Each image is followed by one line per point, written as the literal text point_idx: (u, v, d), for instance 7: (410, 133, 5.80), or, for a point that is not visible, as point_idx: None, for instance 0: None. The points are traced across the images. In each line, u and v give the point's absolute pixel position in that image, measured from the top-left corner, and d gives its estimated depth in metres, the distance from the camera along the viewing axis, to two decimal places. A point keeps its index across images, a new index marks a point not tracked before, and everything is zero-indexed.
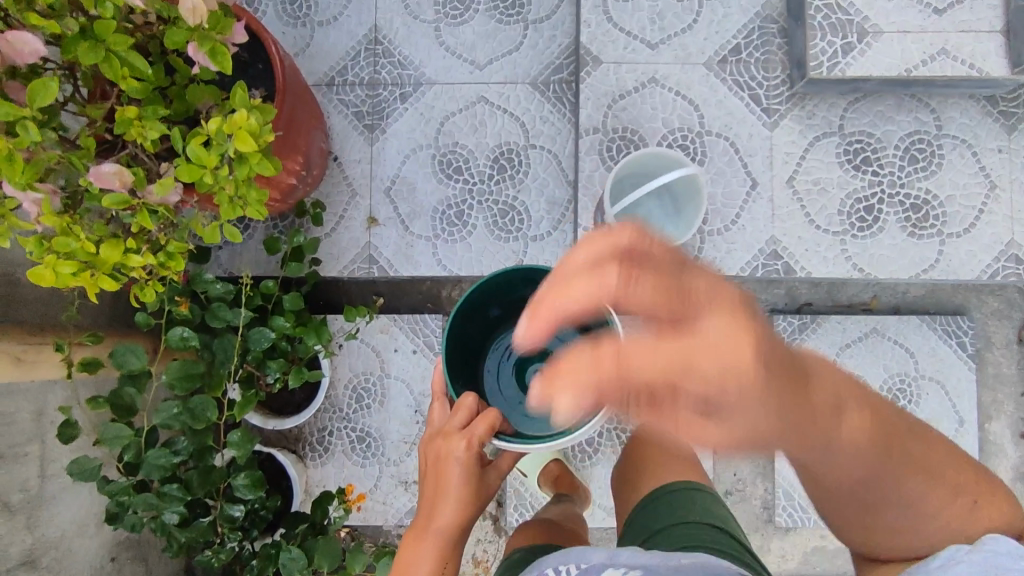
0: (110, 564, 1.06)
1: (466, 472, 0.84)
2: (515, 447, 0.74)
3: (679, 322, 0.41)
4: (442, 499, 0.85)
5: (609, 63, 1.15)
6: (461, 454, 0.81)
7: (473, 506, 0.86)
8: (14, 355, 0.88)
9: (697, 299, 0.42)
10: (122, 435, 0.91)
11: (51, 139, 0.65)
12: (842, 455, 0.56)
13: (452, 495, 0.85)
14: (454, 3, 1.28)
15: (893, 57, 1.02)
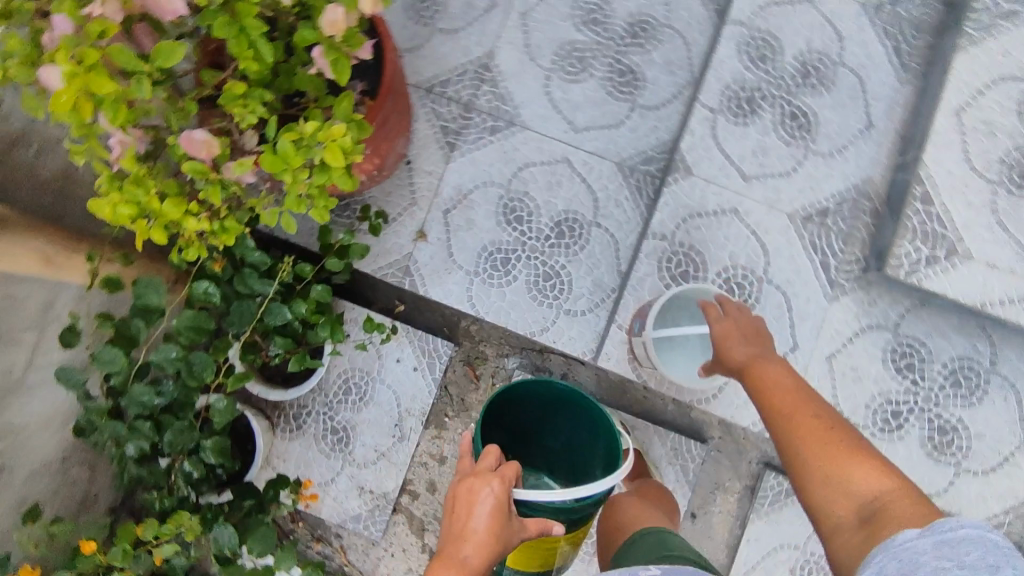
0: (61, 463, 1.06)
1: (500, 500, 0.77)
2: (541, 494, 0.78)
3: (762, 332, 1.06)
4: (470, 520, 0.76)
5: (700, 178, 1.18)
6: (496, 484, 0.78)
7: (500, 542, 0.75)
8: (43, 253, 0.87)
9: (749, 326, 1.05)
10: (115, 363, 0.90)
11: (158, 92, 0.65)
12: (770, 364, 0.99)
13: (481, 526, 0.75)
14: (573, 61, 1.29)
15: (973, 288, 1.12)
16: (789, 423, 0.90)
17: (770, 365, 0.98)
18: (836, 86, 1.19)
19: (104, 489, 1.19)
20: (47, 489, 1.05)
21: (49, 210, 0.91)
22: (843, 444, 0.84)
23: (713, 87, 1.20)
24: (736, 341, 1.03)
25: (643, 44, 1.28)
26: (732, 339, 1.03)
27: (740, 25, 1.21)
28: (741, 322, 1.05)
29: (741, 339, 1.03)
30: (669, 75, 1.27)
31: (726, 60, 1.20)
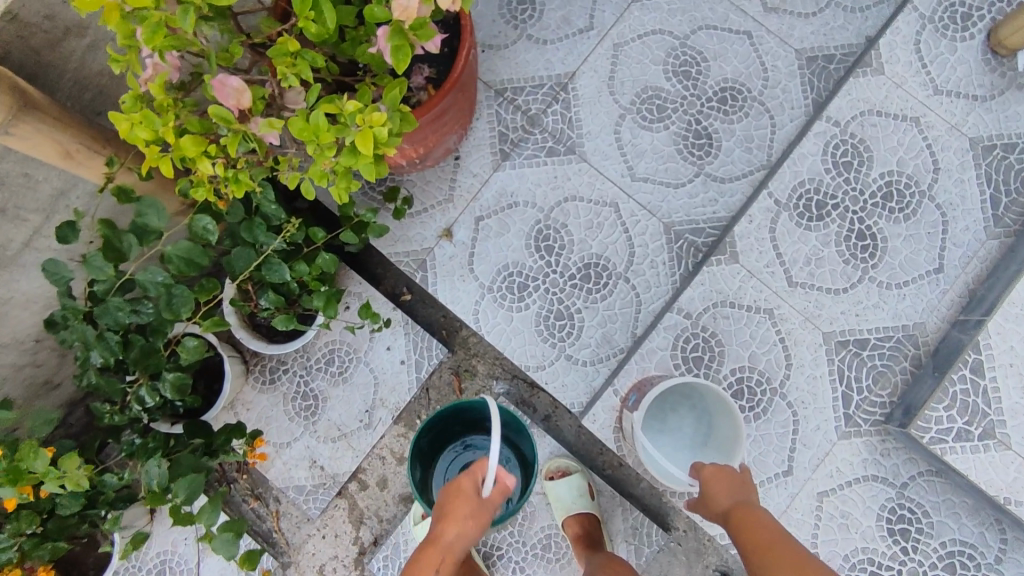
0: (31, 344, 1.06)
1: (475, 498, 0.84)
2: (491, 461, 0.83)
3: (750, 483, 0.91)
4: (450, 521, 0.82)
5: (743, 268, 1.11)
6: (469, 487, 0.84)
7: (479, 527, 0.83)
8: (63, 145, 0.83)
9: (742, 479, 0.90)
10: (101, 273, 0.88)
11: (205, 28, 0.62)
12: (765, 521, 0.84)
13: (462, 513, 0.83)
14: (652, 107, 1.23)
15: (1001, 478, 0.99)
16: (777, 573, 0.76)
17: (751, 517, 0.84)
18: (914, 217, 1.11)
19: (66, 380, 1.18)
20: (12, 366, 1.05)
21: (88, 106, 0.92)
22: None
23: (786, 180, 1.12)
24: (720, 489, 0.89)
25: (729, 111, 1.22)
26: (717, 490, 0.89)
27: (834, 124, 1.13)
28: (724, 472, 0.90)
29: (724, 490, 0.89)
30: (744, 151, 1.21)
31: (808, 156, 1.13)
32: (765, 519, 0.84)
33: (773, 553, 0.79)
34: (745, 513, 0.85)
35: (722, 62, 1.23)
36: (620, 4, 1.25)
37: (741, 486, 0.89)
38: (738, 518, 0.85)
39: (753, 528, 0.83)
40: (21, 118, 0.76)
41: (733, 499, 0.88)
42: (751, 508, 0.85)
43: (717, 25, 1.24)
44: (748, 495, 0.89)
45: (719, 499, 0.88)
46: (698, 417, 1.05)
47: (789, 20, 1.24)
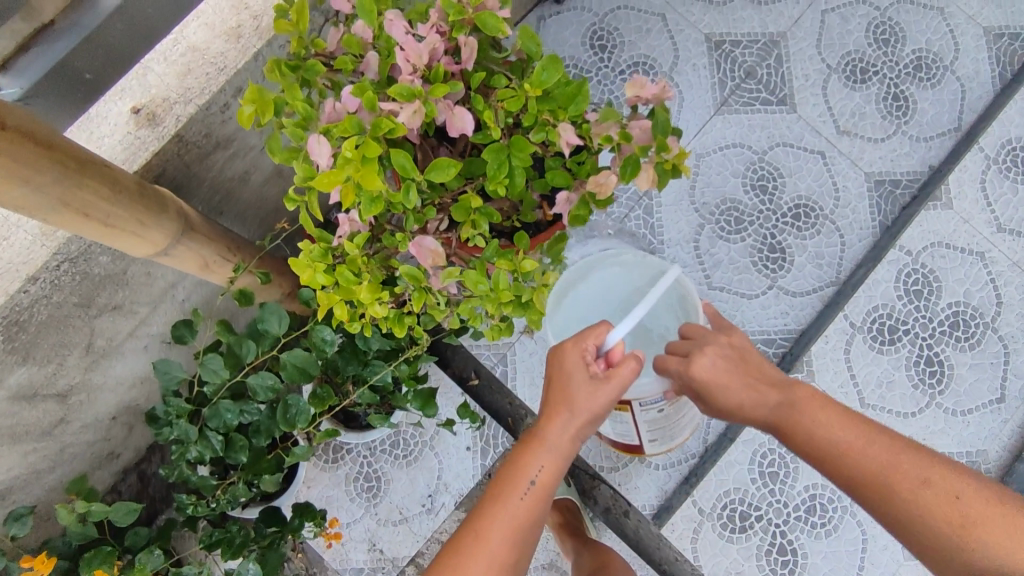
0: (108, 421, 1.10)
1: (581, 366, 0.76)
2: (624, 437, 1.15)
3: (826, 422, 0.77)
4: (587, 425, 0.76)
5: (818, 386, 1.20)
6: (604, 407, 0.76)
7: (593, 420, 0.76)
8: (206, 260, 0.84)
9: (832, 436, 0.76)
10: (216, 375, 0.93)
11: (420, 201, 0.65)
12: (811, 428, 0.77)
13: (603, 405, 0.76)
14: (731, 219, 1.28)
15: None
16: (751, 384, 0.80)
17: (909, 458, 0.73)
18: (978, 346, 1.20)
19: (132, 449, 1.23)
20: (85, 442, 1.10)
21: (214, 207, 0.93)
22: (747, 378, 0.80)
23: (861, 303, 1.23)
24: (813, 405, 0.78)
25: (803, 227, 1.28)
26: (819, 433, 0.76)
27: (907, 253, 1.24)
28: (752, 358, 0.82)
29: (745, 384, 0.79)
30: (816, 268, 1.26)
31: (880, 283, 1.23)
32: (977, 558, 0.69)
33: (745, 374, 0.80)
34: (848, 462, 0.75)
35: (796, 180, 1.30)
36: (704, 116, 1.32)
37: (819, 424, 0.77)
38: (903, 486, 0.72)
39: (979, 521, 0.70)
40: (183, 240, 0.76)
41: (869, 457, 0.74)
42: (943, 469, 0.73)
43: (794, 143, 1.31)
44: (1010, 538, 0.69)
45: (748, 396, 0.79)
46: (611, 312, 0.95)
47: (860, 144, 1.31)
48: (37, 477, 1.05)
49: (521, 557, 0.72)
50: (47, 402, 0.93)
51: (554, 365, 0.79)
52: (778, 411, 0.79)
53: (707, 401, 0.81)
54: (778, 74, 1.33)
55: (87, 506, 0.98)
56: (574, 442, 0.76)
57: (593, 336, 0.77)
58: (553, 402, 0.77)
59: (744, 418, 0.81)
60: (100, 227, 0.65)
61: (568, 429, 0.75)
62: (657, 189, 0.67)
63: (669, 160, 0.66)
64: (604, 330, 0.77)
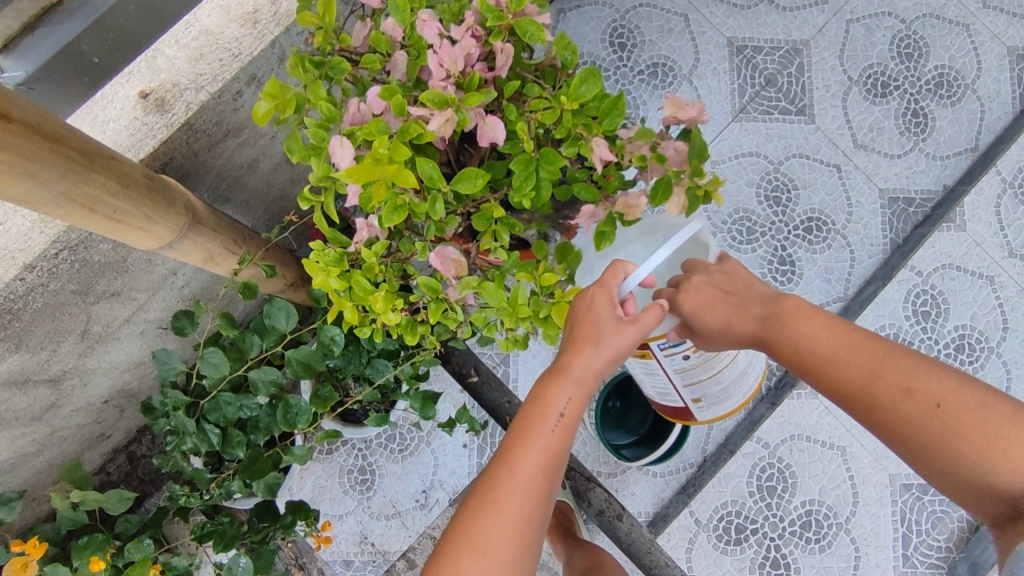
0: (99, 404, 1.07)
1: (602, 307, 0.67)
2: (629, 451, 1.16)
3: (815, 334, 0.74)
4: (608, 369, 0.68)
5: (821, 403, 1.19)
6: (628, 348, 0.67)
7: (615, 362, 0.67)
8: (212, 252, 0.81)
9: (820, 346, 0.73)
10: (217, 368, 0.92)
11: (444, 211, 0.63)
12: (798, 341, 0.74)
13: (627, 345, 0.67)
14: (742, 228, 1.27)
15: None
16: (734, 306, 0.78)
17: (895, 364, 0.70)
18: (982, 370, 1.21)
19: (122, 433, 1.20)
20: (76, 425, 1.07)
21: (221, 194, 0.90)
22: (729, 298, 0.78)
23: (870, 322, 1.23)
24: (799, 316, 0.75)
25: (814, 241, 1.27)
26: (808, 342, 0.74)
27: (917, 274, 1.24)
28: (740, 276, 0.80)
29: (729, 303, 0.78)
30: (824, 282, 1.25)
31: (889, 302, 1.23)
32: (968, 468, 0.64)
33: (726, 296, 0.78)
34: (832, 370, 0.72)
35: (810, 192, 1.28)
36: (722, 122, 1.29)
37: (806, 335, 0.74)
38: (887, 395, 0.69)
39: (971, 430, 0.65)
40: (188, 234, 0.73)
41: (858, 365, 0.71)
42: (932, 376, 0.68)
43: (810, 155, 1.29)
44: (1007, 444, 0.63)
45: (732, 315, 0.77)
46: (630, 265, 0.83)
47: (876, 159, 1.30)
48: (24, 459, 1.02)
49: (539, 516, 0.63)
50: (39, 387, 0.91)
51: (574, 304, 0.69)
52: (765, 328, 0.76)
53: (694, 327, 0.78)
54: (798, 83, 1.31)
55: (82, 493, 0.96)
56: (593, 390, 0.67)
57: (613, 277, 0.68)
58: (568, 346, 0.67)
59: (730, 338, 0.78)
60: (106, 221, 0.62)
61: (588, 371, 0.66)
62: (687, 214, 0.66)
63: (701, 185, 0.65)
64: (622, 270, 0.69)
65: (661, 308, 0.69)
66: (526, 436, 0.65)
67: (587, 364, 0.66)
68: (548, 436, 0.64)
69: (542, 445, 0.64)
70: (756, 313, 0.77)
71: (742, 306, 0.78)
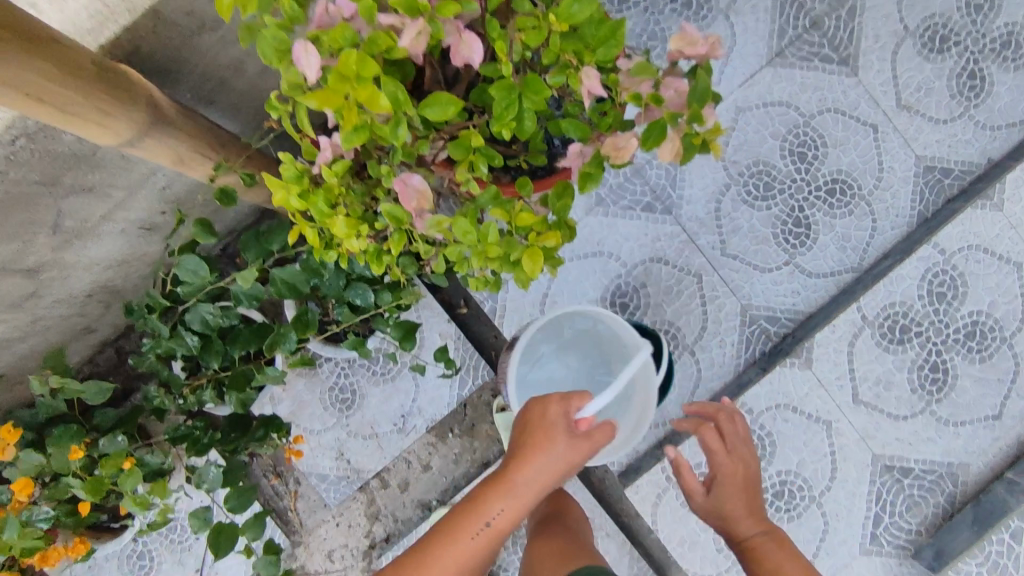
0: (83, 298, 1.06)
1: (557, 422, 0.74)
2: None
3: (794, 570, 0.83)
4: (546, 487, 0.73)
5: (814, 375, 1.16)
6: (564, 471, 0.74)
7: (551, 486, 0.74)
8: (182, 155, 0.76)
9: None
10: (196, 275, 0.90)
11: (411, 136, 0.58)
12: (775, 566, 0.83)
13: (558, 469, 0.73)
14: (760, 184, 1.19)
15: None
16: (744, 506, 0.87)
17: None
18: (989, 360, 1.15)
19: (109, 328, 1.20)
20: (58, 317, 1.06)
21: (201, 95, 0.85)
22: (745, 496, 0.87)
23: (879, 297, 1.16)
24: (788, 551, 0.85)
25: (835, 205, 1.19)
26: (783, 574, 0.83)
27: (940, 252, 1.16)
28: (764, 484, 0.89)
29: (744, 504, 0.87)
30: (838, 250, 1.19)
31: (905, 279, 1.16)
32: None
33: (744, 497, 0.87)
34: None
35: (840, 152, 1.19)
36: (756, 64, 1.19)
37: (784, 565, 0.83)
38: None
39: None
40: (153, 133, 0.69)
41: None
42: None
43: (847, 112, 1.19)
44: None
45: (740, 515, 0.87)
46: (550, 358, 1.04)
47: (919, 122, 1.19)
48: (6, 345, 1.02)
49: None
50: (12, 277, 0.89)
51: (528, 421, 0.76)
52: (754, 538, 0.86)
53: (707, 502, 0.89)
54: (847, 29, 1.19)
55: (63, 381, 0.96)
56: (534, 500, 0.73)
57: (576, 395, 0.76)
58: (514, 459, 0.73)
59: (728, 525, 0.88)
60: (55, 114, 0.58)
61: (528, 487, 0.72)
62: (681, 163, 0.60)
63: (699, 133, 0.58)
64: (581, 399, 0.76)
65: (609, 433, 0.76)
66: (450, 539, 0.70)
67: (533, 474, 0.72)
68: (472, 539, 0.70)
69: (468, 550, 0.69)
70: (757, 527, 0.86)
71: (753, 508, 0.87)
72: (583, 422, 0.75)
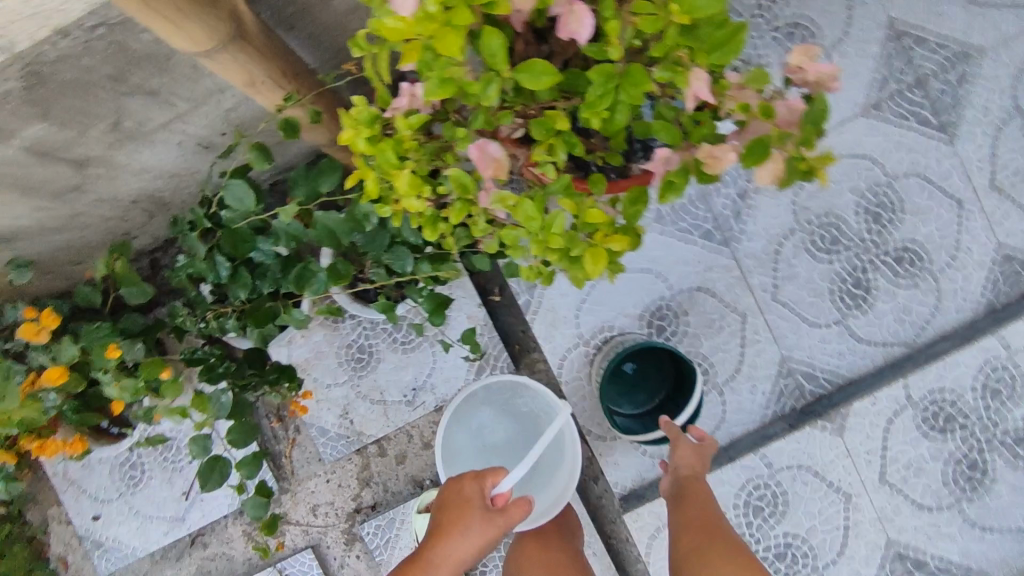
0: (128, 203, 1.06)
1: (475, 498, 0.90)
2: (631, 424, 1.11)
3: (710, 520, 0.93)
4: (468, 555, 0.88)
5: (844, 444, 1.11)
6: (482, 541, 0.88)
7: (475, 552, 0.88)
8: (253, 76, 0.75)
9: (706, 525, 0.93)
10: (242, 202, 0.89)
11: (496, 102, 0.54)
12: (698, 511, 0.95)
13: (479, 539, 0.87)
14: (826, 236, 1.14)
15: None
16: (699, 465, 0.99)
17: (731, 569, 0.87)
18: None
19: (147, 239, 1.20)
20: (101, 216, 1.06)
21: (283, 21, 0.83)
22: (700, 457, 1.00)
23: (929, 379, 1.11)
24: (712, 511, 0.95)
25: (900, 274, 1.13)
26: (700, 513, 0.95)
27: (1003, 346, 1.11)
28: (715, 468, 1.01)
29: (697, 463, 1.00)
30: (894, 321, 1.13)
31: (960, 367, 1.11)
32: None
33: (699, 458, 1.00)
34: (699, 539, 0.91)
35: (917, 220, 1.13)
36: (849, 111, 1.14)
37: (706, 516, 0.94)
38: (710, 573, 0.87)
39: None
40: (228, 47, 0.68)
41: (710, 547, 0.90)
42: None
43: (934, 180, 1.13)
44: None
45: (690, 467, 0.99)
46: (479, 427, 1.15)
47: (1007, 208, 1.13)
48: (46, 232, 1.03)
49: None
50: (64, 165, 0.89)
51: (452, 499, 0.91)
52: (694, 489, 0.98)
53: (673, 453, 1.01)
54: (952, 95, 1.13)
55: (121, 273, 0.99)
56: (453, 566, 0.87)
57: (489, 476, 0.92)
58: (440, 532, 0.89)
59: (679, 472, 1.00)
60: (141, 12, 0.57)
61: (453, 555, 0.87)
62: (776, 189, 0.55)
63: (806, 159, 0.54)
64: (498, 476, 0.92)
65: (524, 507, 0.92)
66: None
67: (454, 545, 0.87)
68: None
69: None
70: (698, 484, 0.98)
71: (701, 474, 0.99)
72: (499, 498, 0.90)
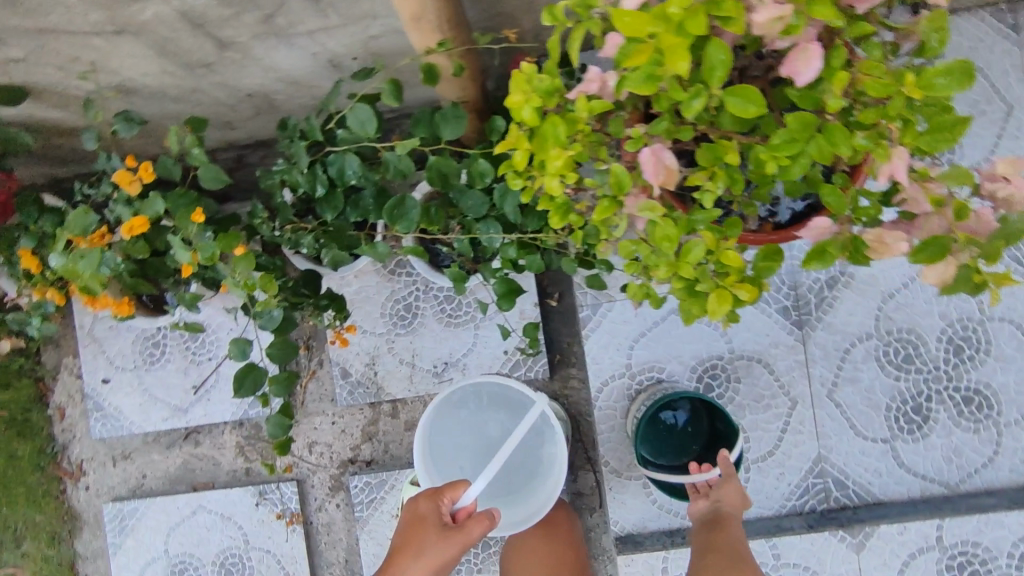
0: (243, 95, 1.07)
1: (431, 516, 0.90)
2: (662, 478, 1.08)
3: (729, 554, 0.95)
4: (433, 567, 0.90)
5: (858, 564, 1.09)
6: (447, 554, 0.89)
7: (441, 564, 0.89)
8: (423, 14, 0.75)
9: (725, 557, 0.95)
10: (363, 128, 0.87)
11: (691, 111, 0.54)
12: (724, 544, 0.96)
13: (440, 554, 0.88)
14: (901, 352, 1.11)
15: None
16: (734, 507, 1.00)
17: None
18: None
19: (243, 134, 1.20)
20: (213, 99, 1.07)
21: None
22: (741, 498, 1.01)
23: (964, 528, 1.07)
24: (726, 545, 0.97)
25: (965, 414, 1.09)
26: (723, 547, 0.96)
27: None
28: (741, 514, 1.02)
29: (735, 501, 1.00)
30: (943, 460, 1.09)
31: (1000, 528, 1.07)
32: None
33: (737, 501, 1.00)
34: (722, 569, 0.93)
35: (1000, 367, 1.09)
36: None
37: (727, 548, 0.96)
38: None
39: None
40: None
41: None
42: None
43: None
44: None
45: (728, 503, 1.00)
46: (482, 421, 1.06)
47: None
48: (161, 97, 1.04)
49: None
50: (205, 40, 0.89)
51: (413, 518, 0.93)
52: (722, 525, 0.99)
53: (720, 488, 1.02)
54: None
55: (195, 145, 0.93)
56: None
57: (448, 492, 0.91)
58: (404, 545, 0.91)
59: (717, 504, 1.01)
60: None
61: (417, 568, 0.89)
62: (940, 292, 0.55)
63: (982, 273, 0.54)
64: (459, 489, 0.90)
65: (486, 520, 0.89)
66: None
67: (415, 563, 0.89)
68: None
69: None
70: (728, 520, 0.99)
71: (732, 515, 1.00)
72: (459, 513, 0.89)
